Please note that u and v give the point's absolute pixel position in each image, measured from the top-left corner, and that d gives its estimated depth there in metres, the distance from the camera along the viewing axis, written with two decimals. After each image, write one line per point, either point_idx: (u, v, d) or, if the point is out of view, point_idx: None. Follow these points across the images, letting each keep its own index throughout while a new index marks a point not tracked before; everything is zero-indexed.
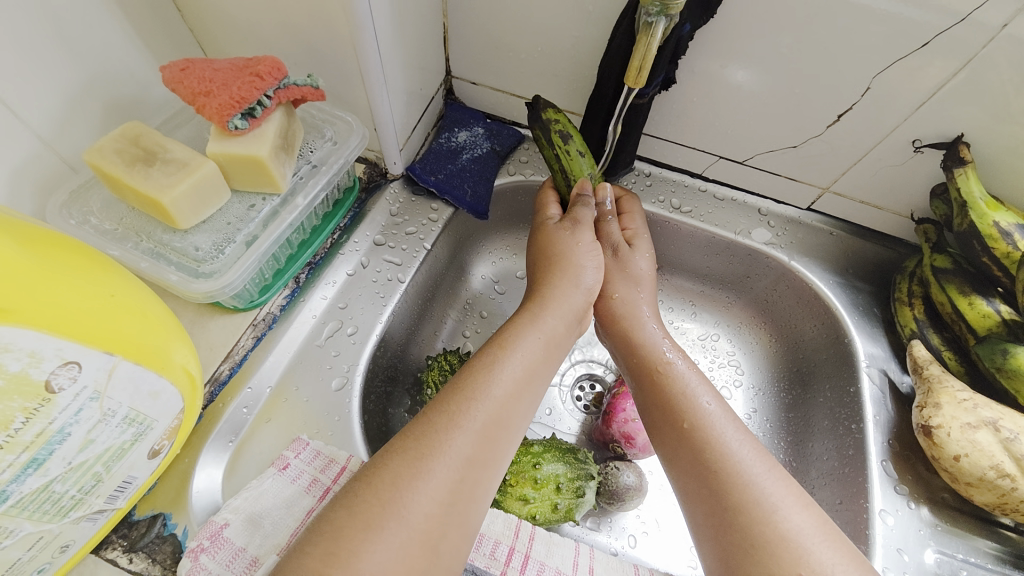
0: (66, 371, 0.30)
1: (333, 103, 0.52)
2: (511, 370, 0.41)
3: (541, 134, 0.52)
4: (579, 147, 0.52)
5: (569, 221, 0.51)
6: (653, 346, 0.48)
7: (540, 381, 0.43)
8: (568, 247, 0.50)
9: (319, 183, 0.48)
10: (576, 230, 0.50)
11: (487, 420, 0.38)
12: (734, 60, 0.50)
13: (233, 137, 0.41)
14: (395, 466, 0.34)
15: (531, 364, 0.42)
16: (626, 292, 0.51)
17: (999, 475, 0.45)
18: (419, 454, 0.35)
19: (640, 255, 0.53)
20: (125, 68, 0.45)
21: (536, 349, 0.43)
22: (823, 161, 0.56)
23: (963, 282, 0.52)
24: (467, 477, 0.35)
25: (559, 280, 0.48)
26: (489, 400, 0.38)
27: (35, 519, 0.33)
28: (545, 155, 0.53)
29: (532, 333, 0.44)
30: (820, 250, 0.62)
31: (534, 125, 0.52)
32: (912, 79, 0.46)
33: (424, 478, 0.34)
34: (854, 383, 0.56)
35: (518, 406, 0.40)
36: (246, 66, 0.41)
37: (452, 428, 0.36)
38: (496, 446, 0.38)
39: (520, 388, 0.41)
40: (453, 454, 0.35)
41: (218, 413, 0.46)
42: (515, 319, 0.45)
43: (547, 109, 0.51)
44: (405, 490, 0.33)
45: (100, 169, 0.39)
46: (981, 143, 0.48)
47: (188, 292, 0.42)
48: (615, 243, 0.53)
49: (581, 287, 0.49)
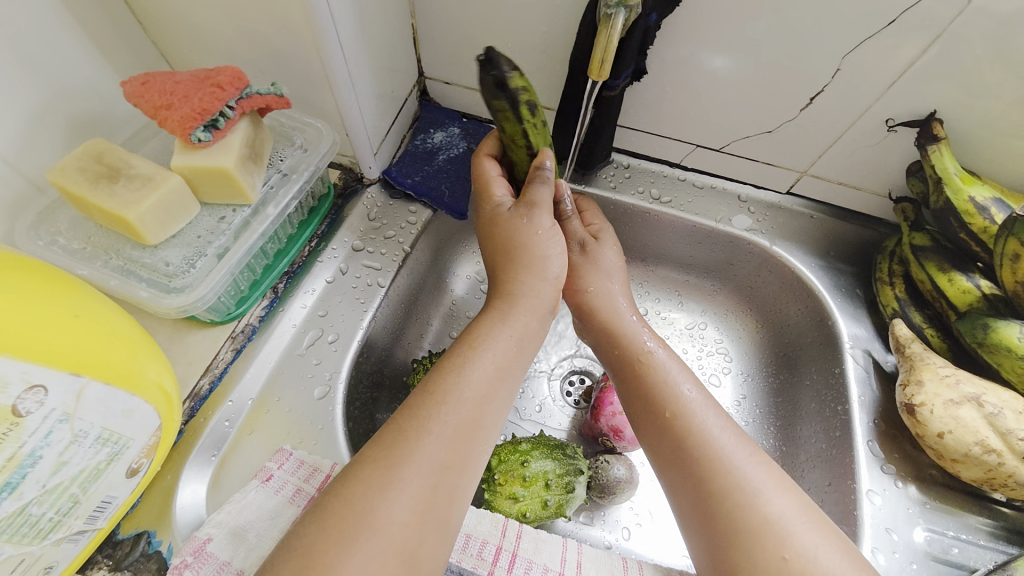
0: (33, 395, 0.30)
1: (302, 109, 0.51)
2: (482, 371, 0.40)
3: (509, 107, 0.45)
4: (541, 116, 0.48)
5: (524, 207, 0.48)
6: (633, 336, 0.47)
7: (514, 378, 0.43)
8: (529, 236, 0.48)
9: (290, 191, 0.47)
10: (533, 216, 0.48)
11: (460, 424, 0.37)
12: (704, 48, 0.50)
13: (198, 149, 0.41)
14: (367, 476, 0.34)
15: (504, 362, 0.42)
16: (600, 285, 0.51)
17: (985, 450, 0.45)
18: (390, 464, 0.34)
19: (607, 248, 0.53)
20: (87, 84, 0.45)
21: (508, 347, 0.43)
22: (799, 145, 0.56)
23: (942, 258, 0.52)
24: (444, 483, 0.35)
25: (525, 275, 0.47)
26: (461, 403, 0.38)
27: (15, 542, 0.32)
28: (507, 132, 0.48)
29: (503, 331, 0.44)
30: (801, 233, 0.62)
31: (495, 97, 0.45)
32: (881, 59, 0.46)
33: (396, 487, 0.34)
34: (839, 364, 0.56)
35: (492, 405, 0.40)
36: (207, 77, 0.40)
37: (423, 434, 0.36)
38: (472, 448, 0.38)
39: (493, 386, 0.40)
40: (425, 461, 0.35)
41: (200, 428, 0.45)
42: (483, 319, 0.45)
43: (513, 74, 0.44)
44: (378, 501, 0.33)
45: (64, 188, 0.39)
46: (954, 119, 0.48)
47: (160, 308, 0.41)
48: (581, 239, 0.53)
49: (547, 278, 0.48)
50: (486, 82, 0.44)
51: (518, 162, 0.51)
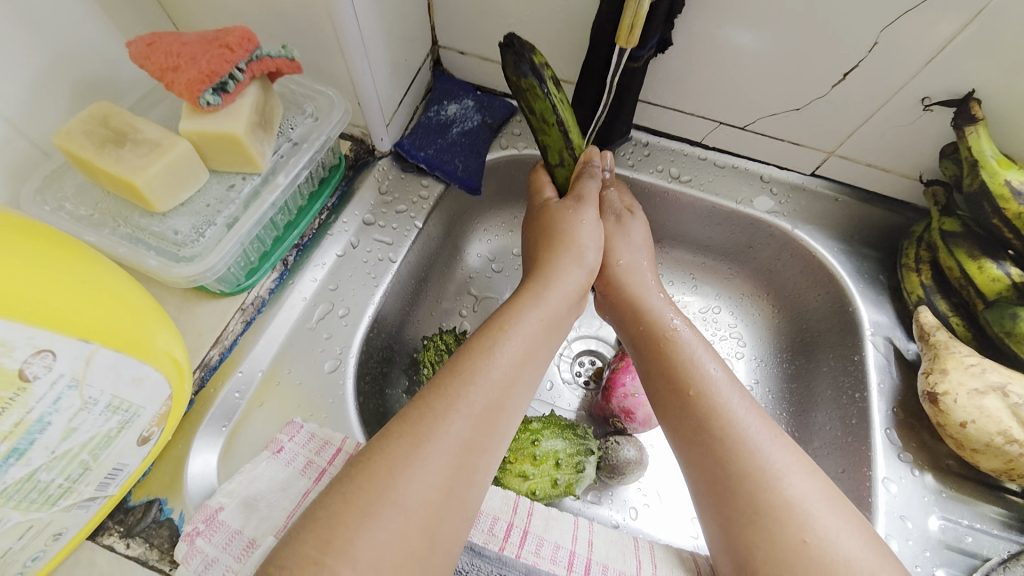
0: (40, 359, 0.30)
1: (312, 76, 0.50)
2: (511, 353, 0.40)
3: (537, 82, 0.45)
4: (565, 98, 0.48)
5: (573, 199, 0.49)
6: (659, 314, 0.47)
7: (540, 360, 0.42)
8: (573, 225, 0.48)
9: (300, 161, 0.46)
10: (579, 208, 0.49)
11: (486, 404, 0.37)
12: (732, 19, 0.47)
13: (206, 114, 0.39)
14: (391, 452, 0.33)
15: (532, 344, 0.41)
16: (632, 261, 0.51)
17: (1007, 441, 0.44)
18: (416, 440, 0.34)
19: (637, 224, 0.52)
20: (93, 46, 0.43)
21: (537, 329, 0.42)
22: (827, 123, 0.54)
23: (972, 245, 0.50)
24: (467, 463, 0.35)
25: (564, 260, 0.47)
26: (487, 384, 0.38)
27: (23, 508, 0.33)
28: (537, 111, 0.47)
29: (532, 313, 0.43)
30: (825, 217, 0.60)
31: (521, 77, 0.46)
32: (920, 33, 0.43)
33: (420, 463, 0.33)
34: (858, 351, 0.55)
35: (517, 387, 0.39)
36: (215, 38, 0.39)
37: (450, 413, 0.35)
38: (495, 431, 0.37)
39: (519, 368, 0.40)
40: (450, 438, 0.35)
41: (210, 398, 0.45)
42: (517, 299, 0.44)
43: (535, 54, 0.46)
44: (400, 477, 0.32)
45: (70, 152, 0.38)
46: (994, 98, 0.45)
47: (169, 277, 0.41)
48: (617, 211, 0.52)
49: (585, 266, 0.48)
50: (511, 66, 0.46)
51: (554, 148, 0.50)
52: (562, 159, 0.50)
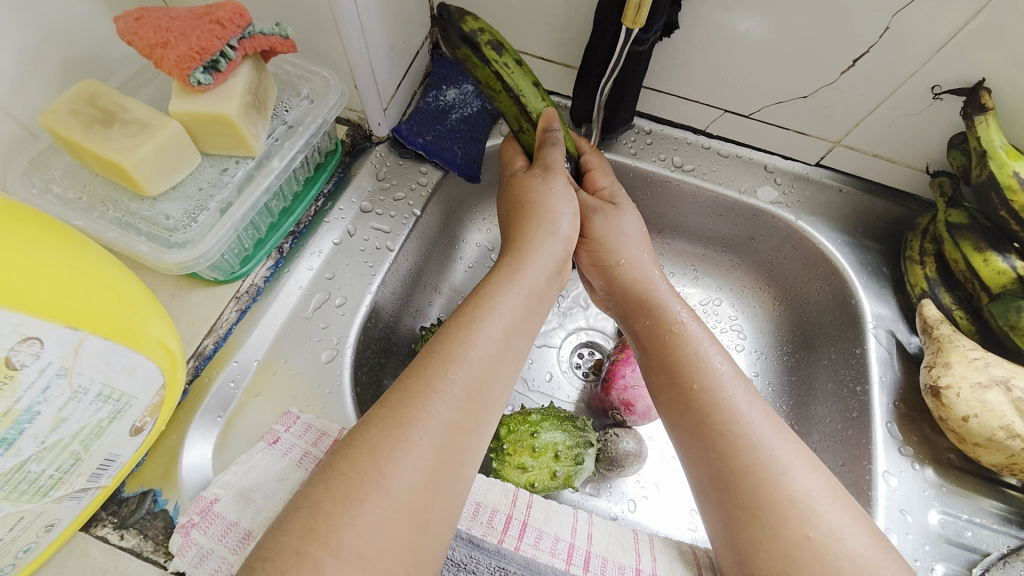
0: (27, 347, 0.29)
1: (307, 57, 0.48)
2: (490, 330, 0.39)
3: (470, 49, 0.47)
4: (512, 58, 0.48)
5: (539, 168, 0.47)
6: (666, 307, 0.46)
7: (523, 335, 0.42)
8: (543, 194, 0.47)
9: (295, 144, 0.45)
10: (548, 177, 0.47)
11: (467, 384, 0.36)
12: (740, 4, 0.46)
13: (197, 94, 0.38)
14: (372, 437, 0.33)
15: (511, 322, 0.41)
16: (633, 256, 0.49)
17: (1009, 436, 0.44)
18: (397, 424, 0.33)
19: (629, 214, 0.52)
20: (80, 22, 0.41)
21: (517, 307, 0.41)
22: (835, 113, 0.52)
23: (979, 237, 0.49)
24: (452, 443, 0.34)
25: (537, 230, 0.46)
26: (469, 363, 0.37)
27: (13, 499, 0.32)
28: (481, 78, 0.48)
29: (511, 290, 0.42)
30: (829, 208, 0.59)
31: (456, 47, 0.48)
32: (933, 21, 0.42)
33: (403, 447, 0.32)
34: (860, 344, 0.54)
35: (499, 366, 0.38)
36: (206, 13, 0.37)
37: (430, 394, 0.35)
38: (480, 411, 0.36)
39: (502, 348, 0.39)
40: (432, 420, 0.34)
41: (205, 388, 0.44)
42: (493, 275, 0.43)
43: (467, 19, 0.47)
44: (383, 461, 0.32)
45: (56, 132, 0.36)
46: (1007, 89, 0.45)
47: (161, 264, 0.39)
48: (596, 207, 0.51)
49: (559, 236, 0.47)
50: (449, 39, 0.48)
51: (510, 113, 0.49)
52: (521, 124, 0.50)
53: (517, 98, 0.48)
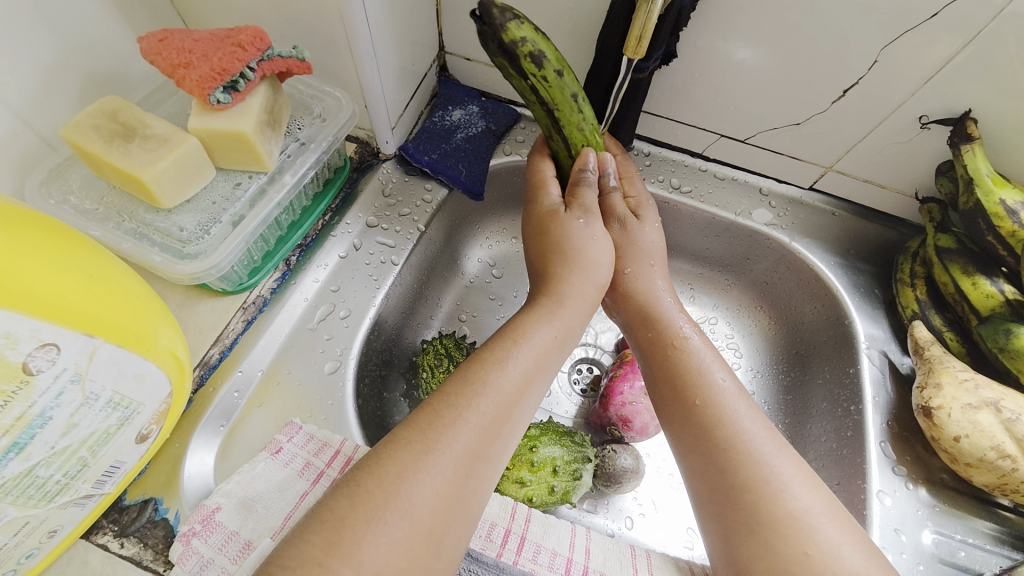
0: (44, 353, 0.29)
1: (321, 77, 0.50)
2: (521, 365, 0.40)
3: (507, 63, 0.44)
4: (556, 66, 0.44)
5: (578, 210, 0.48)
6: (670, 320, 0.47)
7: (548, 373, 0.42)
8: (578, 238, 0.48)
9: (307, 161, 0.46)
10: (586, 220, 0.48)
11: (494, 415, 0.37)
12: (736, 33, 0.48)
13: (216, 112, 0.39)
14: (399, 457, 0.33)
15: (543, 357, 0.42)
16: (638, 267, 0.50)
17: (1000, 456, 0.45)
18: (425, 448, 0.34)
19: (649, 225, 0.52)
20: (104, 42, 0.43)
21: (548, 342, 0.42)
22: (827, 139, 0.54)
23: (967, 261, 0.50)
24: (473, 472, 0.35)
25: (574, 275, 0.46)
26: (497, 394, 0.38)
27: (20, 504, 0.32)
28: (517, 88, 0.46)
29: (546, 326, 0.43)
30: (821, 230, 0.60)
31: (494, 54, 0.44)
32: (918, 56, 0.45)
33: (429, 470, 0.33)
34: (853, 364, 0.55)
35: (524, 399, 0.39)
36: (227, 35, 0.39)
37: (459, 422, 0.35)
38: (501, 442, 0.37)
39: (528, 381, 0.40)
40: (458, 446, 0.35)
41: (208, 398, 0.45)
42: (531, 311, 0.44)
43: (508, 27, 0.41)
44: (408, 482, 0.32)
45: (77, 145, 0.37)
46: (991, 119, 0.47)
47: (172, 274, 0.40)
48: (621, 216, 0.51)
49: (595, 280, 0.47)
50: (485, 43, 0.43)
51: (568, 125, 0.47)
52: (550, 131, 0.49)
53: (579, 103, 0.46)
